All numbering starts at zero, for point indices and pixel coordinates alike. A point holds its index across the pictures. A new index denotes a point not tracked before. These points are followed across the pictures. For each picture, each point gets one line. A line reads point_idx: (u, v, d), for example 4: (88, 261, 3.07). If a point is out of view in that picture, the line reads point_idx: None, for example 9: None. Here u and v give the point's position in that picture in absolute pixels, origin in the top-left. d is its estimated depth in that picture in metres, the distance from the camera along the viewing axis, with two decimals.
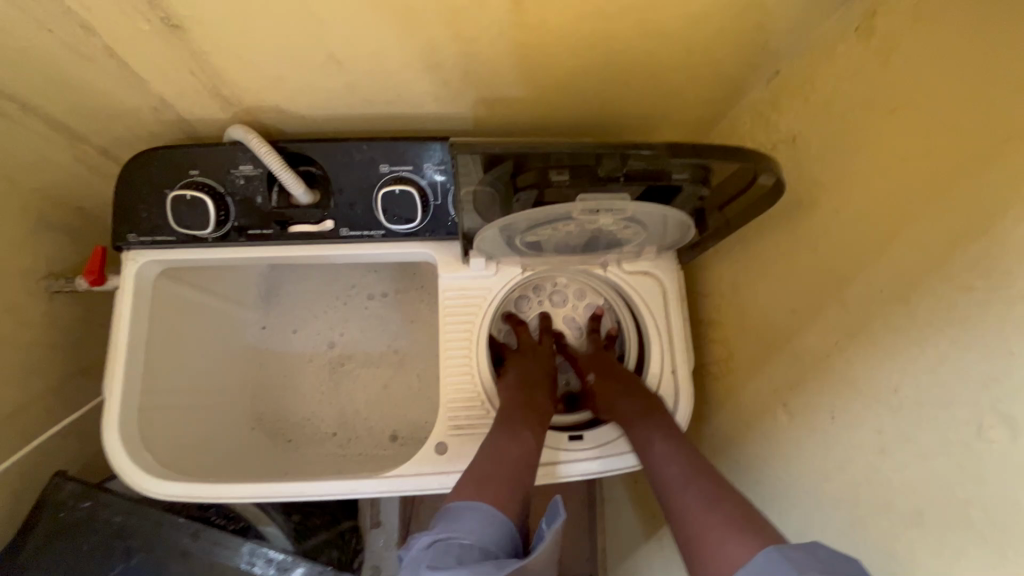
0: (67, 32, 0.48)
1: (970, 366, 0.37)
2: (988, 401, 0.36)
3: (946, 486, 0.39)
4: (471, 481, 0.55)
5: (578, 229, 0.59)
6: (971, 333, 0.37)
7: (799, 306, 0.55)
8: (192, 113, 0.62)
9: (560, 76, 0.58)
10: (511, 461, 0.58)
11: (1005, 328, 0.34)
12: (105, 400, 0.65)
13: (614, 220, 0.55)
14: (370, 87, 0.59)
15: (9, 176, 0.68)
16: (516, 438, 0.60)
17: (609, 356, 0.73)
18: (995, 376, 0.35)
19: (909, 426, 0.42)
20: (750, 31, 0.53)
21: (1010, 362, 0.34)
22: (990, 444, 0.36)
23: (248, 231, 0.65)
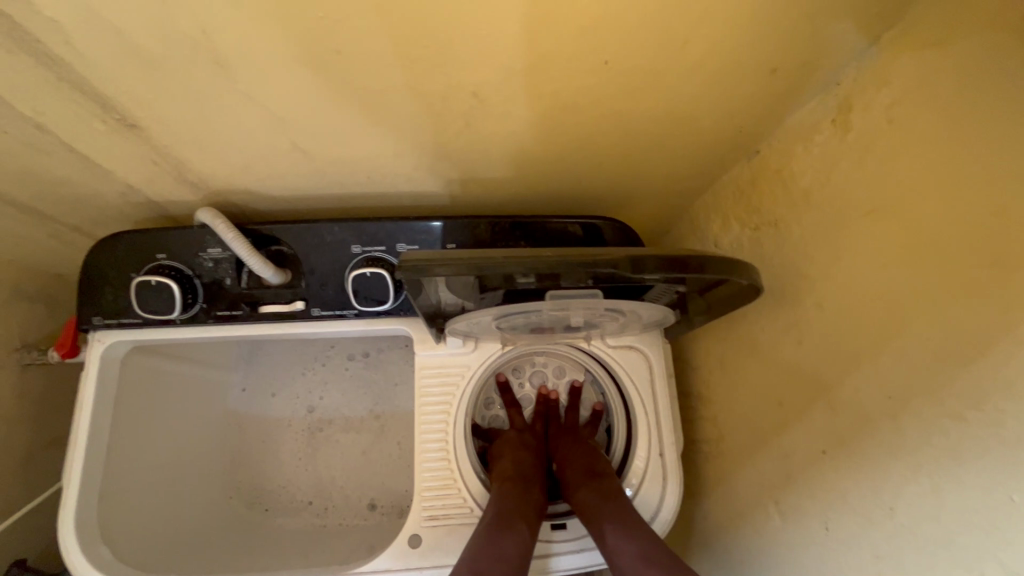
0: (25, 133, 0.47)
1: (968, 504, 0.34)
2: (989, 547, 0.33)
3: None
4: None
5: (551, 316, 0.56)
6: (966, 468, 0.34)
7: (787, 399, 0.52)
8: (160, 196, 0.61)
9: (533, 157, 0.57)
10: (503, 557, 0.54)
11: (1001, 472, 0.32)
12: (63, 489, 0.62)
13: (589, 309, 0.53)
14: (340, 171, 0.57)
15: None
16: (509, 531, 0.57)
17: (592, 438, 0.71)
18: (996, 521, 0.33)
19: (906, 557, 0.39)
20: (725, 117, 0.51)
21: (1010, 510, 0.32)
22: None
23: (216, 312, 0.64)
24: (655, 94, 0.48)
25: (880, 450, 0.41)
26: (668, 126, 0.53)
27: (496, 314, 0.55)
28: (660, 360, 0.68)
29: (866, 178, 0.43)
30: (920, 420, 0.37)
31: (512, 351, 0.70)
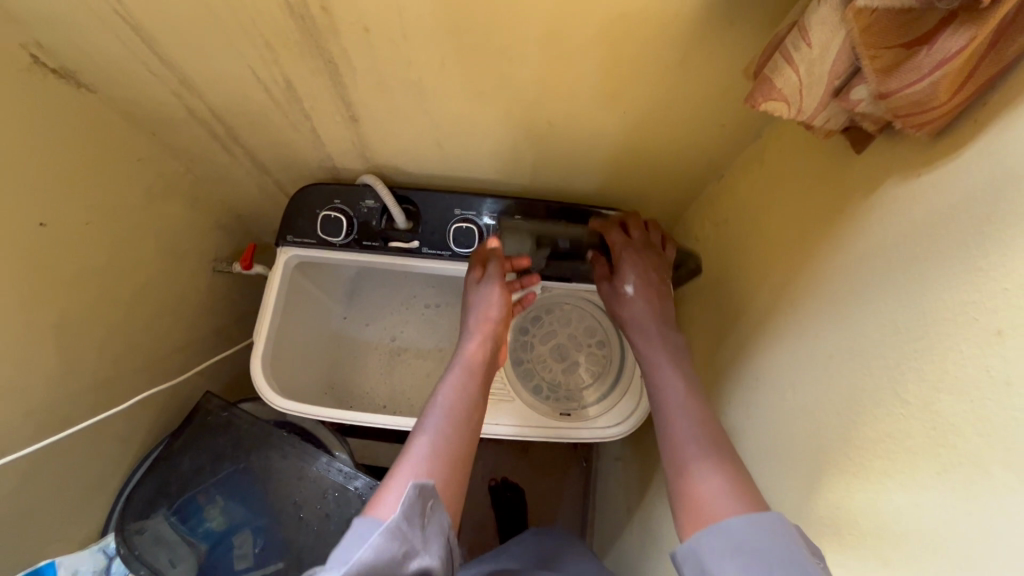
0: (297, 119, 0.83)
1: (771, 360, 0.66)
2: (773, 382, 0.64)
3: (752, 432, 0.67)
4: (425, 433, 0.76)
5: (557, 376, 1.01)
6: (774, 340, 0.66)
7: (721, 329, 0.82)
8: (342, 165, 0.97)
9: (580, 161, 0.89)
10: (458, 409, 0.80)
11: (785, 338, 0.63)
12: (255, 340, 0.99)
13: (587, 379, 1.01)
14: (456, 160, 0.92)
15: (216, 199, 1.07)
16: (463, 390, 0.83)
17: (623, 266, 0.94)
18: (777, 365, 0.64)
19: (748, 399, 0.70)
20: (701, 149, 0.83)
21: (782, 355, 0.63)
22: (769, 404, 0.65)
23: (363, 242, 0.98)
24: (654, 132, 0.80)
25: (758, 344, 0.70)
26: (664, 151, 0.84)
27: (529, 369, 1.00)
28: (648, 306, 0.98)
29: (767, 189, 0.73)
30: (774, 322, 0.67)
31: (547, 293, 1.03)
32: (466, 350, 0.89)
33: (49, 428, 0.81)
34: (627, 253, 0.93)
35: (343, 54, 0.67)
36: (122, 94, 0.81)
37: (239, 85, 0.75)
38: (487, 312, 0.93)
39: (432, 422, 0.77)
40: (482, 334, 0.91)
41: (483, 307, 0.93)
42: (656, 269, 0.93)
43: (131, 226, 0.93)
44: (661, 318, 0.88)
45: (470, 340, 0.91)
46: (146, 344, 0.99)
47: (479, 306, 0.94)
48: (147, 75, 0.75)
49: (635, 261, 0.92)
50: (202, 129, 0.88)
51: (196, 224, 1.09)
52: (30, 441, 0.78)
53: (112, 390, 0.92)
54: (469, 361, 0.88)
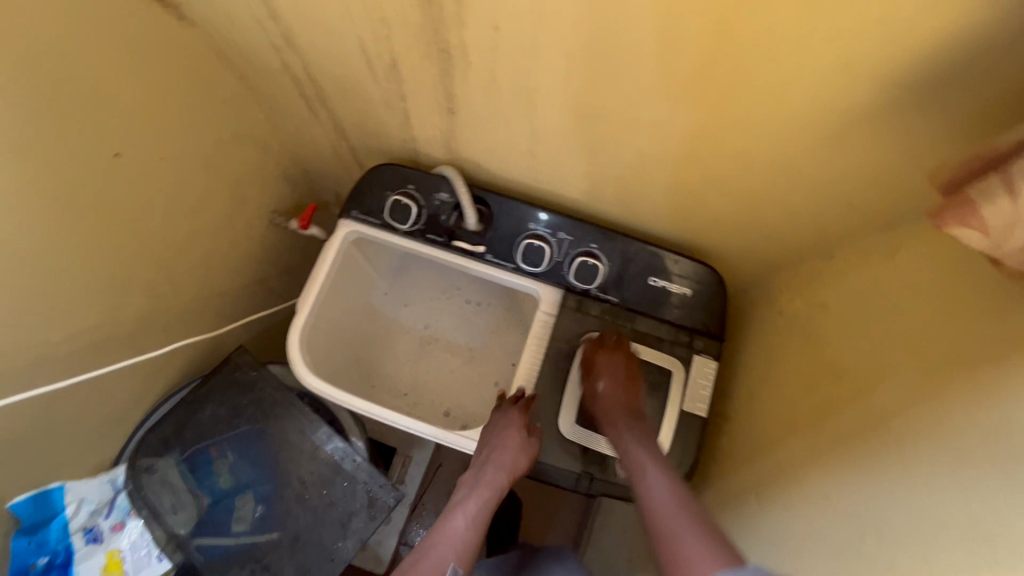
0: (391, 96, 0.77)
1: (857, 491, 0.58)
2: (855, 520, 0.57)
3: (813, 560, 0.60)
4: (455, 543, 0.75)
5: None
6: (865, 469, 0.58)
7: (792, 425, 0.74)
8: (423, 151, 0.91)
9: (678, 203, 0.82)
10: (479, 529, 0.78)
11: (881, 474, 0.55)
12: (297, 309, 0.97)
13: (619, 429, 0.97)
14: (543, 173, 0.85)
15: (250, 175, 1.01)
16: (484, 504, 0.81)
17: (622, 348, 0.90)
18: (863, 499, 0.56)
19: (817, 520, 0.62)
20: (817, 223, 0.74)
21: (872, 489, 0.56)
22: (846, 542, 0.57)
23: (427, 234, 0.93)
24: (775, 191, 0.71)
25: (841, 463, 0.62)
26: (776, 214, 0.76)
27: None
28: (706, 416, 0.89)
29: (890, 293, 0.64)
30: (866, 446, 0.58)
31: None
32: (493, 476, 0.82)
33: (86, 359, 0.80)
34: (599, 358, 0.88)
35: (462, 45, 0.61)
36: (220, 33, 0.77)
37: (341, 52, 0.70)
38: (511, 455, 0.84)
39: (455, 533, 0.77)
40: (512, 467, 0.83)
41: (517, 451, 0.84)
42: (633, 383, 0.88)
43: (200, 166, 0.90)
44: (637, 424, 0.83)
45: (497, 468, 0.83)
46: (192, 285, 0.97)
47: (502, 445, 0.84)
48: (250, 21, 0.70)
49: (608, 372, 0.87)
50: (292, 84, 0.83)
51: (262, 174, 1.05)
52: (63, 368, 0.77)
53: (151, 327, 0.91)
54: (494, 485, 0.82)
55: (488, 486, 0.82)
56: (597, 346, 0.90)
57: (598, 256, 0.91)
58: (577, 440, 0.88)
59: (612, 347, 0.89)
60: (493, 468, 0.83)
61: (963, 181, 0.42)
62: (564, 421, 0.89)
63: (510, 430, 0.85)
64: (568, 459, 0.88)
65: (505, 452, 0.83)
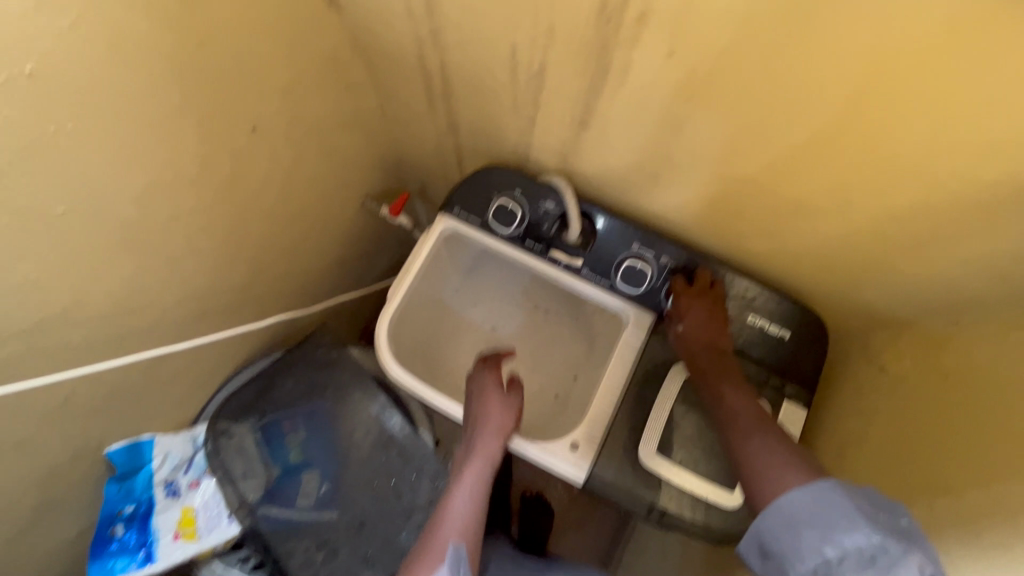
0: (523, 102, 0.76)
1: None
2: None
3: None
4: (459, 519, 0.79)
5: None
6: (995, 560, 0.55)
7: (894, 491, 0.72)
8: (535, 157, 0.91)
9: (798, 245, 0.79)
10: (479, 503, 0.83)
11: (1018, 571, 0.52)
12: (388, 298, 0.99)
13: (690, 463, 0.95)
14: (659, 196, 0.83)
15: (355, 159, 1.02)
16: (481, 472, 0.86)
17: (710, 293, 0.87)
18: None
19: None
20: (951, 287, 0.71)
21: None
22: None
23: (525, 241, 0.94)
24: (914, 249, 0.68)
25: (955, 546, 0.59)
26: (906, 271, 0.73)
27: None
28: None
29: None
30: (986, 533, 0.56)
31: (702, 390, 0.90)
32: (484, 444, 0.87)
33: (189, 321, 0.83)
34: (686, 301, 0.86)
35: (624, 64, 0.60)
36: (365, 23, 0.77)
37: (488, 54, 0.70)
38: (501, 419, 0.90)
39: (459, 511, 0.81)
40: (499, 432, 0.89)
41: (502, 413, 0.90)
42: (719, 322, 0.86)
43: (316, 145, 0.91)
44: (722, 367, 0.83)
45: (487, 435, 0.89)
46: (286, 260, 1.00)
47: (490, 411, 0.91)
48: (402, 16, 0.71)
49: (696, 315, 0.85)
50: (422, 78, 0.84)
51: (366, 158, 1.07)
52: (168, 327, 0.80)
53: (246, 296, 0.94)
54: (486, 454, 0.87)
55: (481, 455, 0.87)
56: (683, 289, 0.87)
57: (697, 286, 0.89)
58: (662, 472, 0.85)
59: (695, 293, 0.86)
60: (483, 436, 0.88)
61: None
62: (645, 448, 0.87)
63: (489, 397, 0.92)
64: (648, 489, 0.85)
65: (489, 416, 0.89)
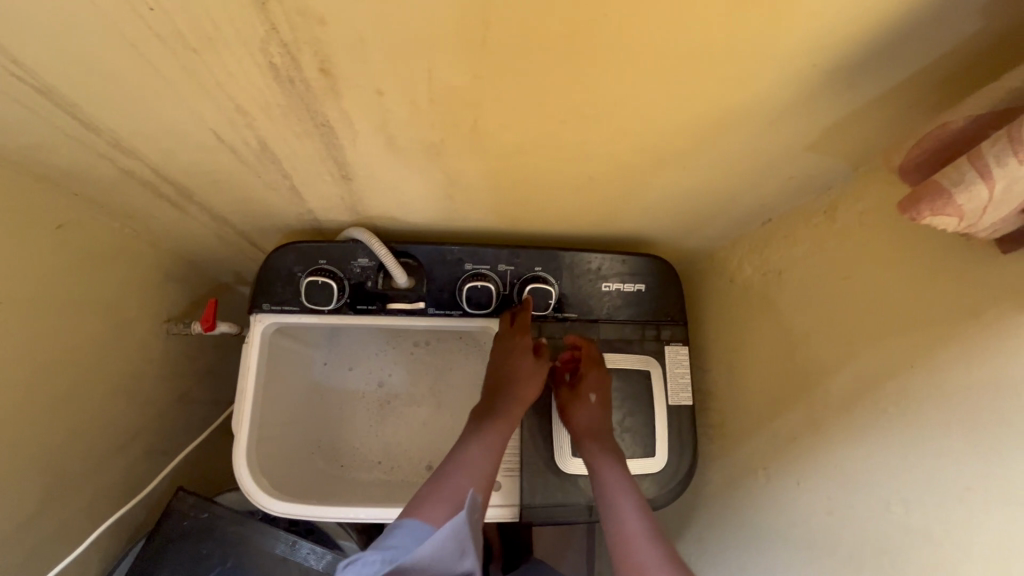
0: (272, 177, 0.65)
1: (878, 460, 0.58)
2: (887, 493, 0.57)
3: (852, 533, 0.61)
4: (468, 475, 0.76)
5: None
6: (876, 437, 0.59)
7: (779, 395, 0.75)
8: (326, 219, 0.80)
9: (615, 209, 0.78)
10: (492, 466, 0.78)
11: (898, 442, 0.56)
12: (235, 431, 0.86)
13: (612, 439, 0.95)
14: (467, 213, 0.77)
15: (120, 297, 0.85)
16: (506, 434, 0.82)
17: (591, 380, 0.86)
18: (887, 468, 0.57)
19: (843, 491, 0.63)
20: (749, 198, 0.73)
21: (892, 457, 0.57)
22: (889, 515, 0.57)
23: (357, 306, 0.84)
24: (710, 179, 0.68)
25: (850, 433, 0.62)
26: (711, 198, 0.74)
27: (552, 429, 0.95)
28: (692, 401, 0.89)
29: (845, 255, 0.65)
30: (872, 415, 0.59)
31: None
32: (516, 408, 0.84)
33: None
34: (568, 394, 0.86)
35: (344, 116, 0.51)
36: (33, 158, 0.61)
37: (197, 148, 0.58)
38: (532, 386, 0.85)
39: (474, 464, 0.77)
40: (512, 412, 0.84)
41: (530, 379, 0.85)
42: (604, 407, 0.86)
43: (55, 312, 0.73)
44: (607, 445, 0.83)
45: (519, 399, 0.85)
46: (91, 446, 0.81)
47: (526, 377, 0.85)
48: (67, 140, 0.56)
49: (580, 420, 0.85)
50: (147, 190, 0.69)
51: (141, 286, 0.89)
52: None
53: (52, 516, 0.75)
54: (514, 417, 0.84)
55: (509, 419, 0.83)
56: (562, 390, 0.87)
57: (545, 279, 0.85)
58: (577, 471, 0.84)
59: (579, 386, 0.86)
60: (497, 414, 0.83)
61: (936, 169, 0.40)
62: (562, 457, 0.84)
63: (513, 364, 0.85)
64: (576, 493, 0.83)
65: (516, 384, 0.85)
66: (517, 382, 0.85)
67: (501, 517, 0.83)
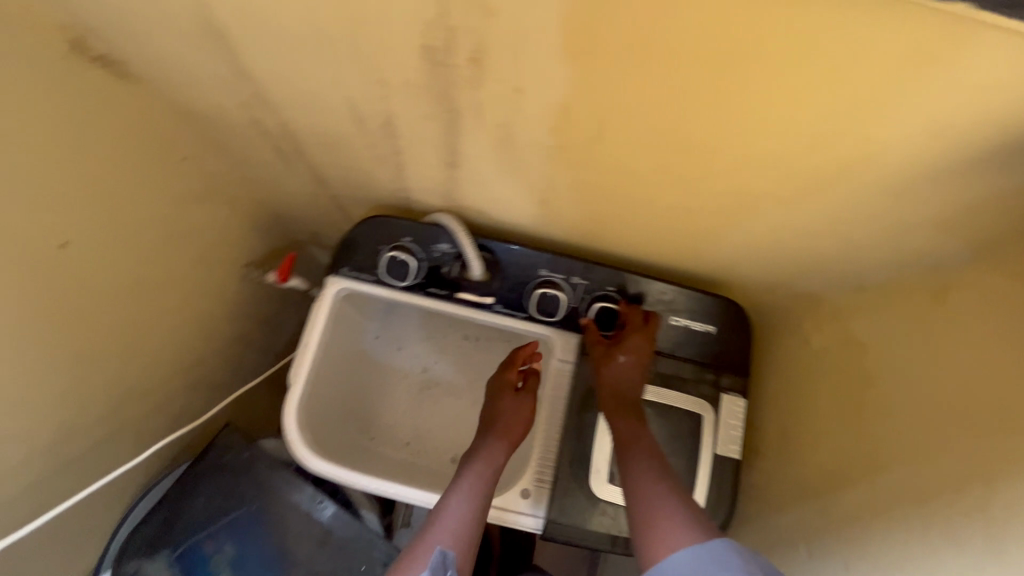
0: (384, 151, 0.68)
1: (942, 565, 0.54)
2: None
3: None
4: (450, 523, 0.70)
5: None
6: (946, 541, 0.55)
7: (837, 471, 0.72)
8: (418, 200, 0.83)
9: (703, 246, 0.76)
10: (478, 509, 0.73)
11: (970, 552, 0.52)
12: (290, 383, 0.88)
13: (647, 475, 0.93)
14: (555, 220, 0.78)
15: (216, 235, 0.90)
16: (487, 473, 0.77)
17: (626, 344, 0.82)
18: None
19: None
20: (848, 262, 0.70)
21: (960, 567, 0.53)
22: None
23: (427, 289, 0.87)
24: (812, 233, 0.66)
25: (915, 529, 0.58)
26: (807, 254, 0.71)
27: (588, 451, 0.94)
28: (738, 456, 0.86)
29: (945, 341, 0.61)
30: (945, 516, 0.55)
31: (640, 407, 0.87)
32: (497, 446, 0.81)
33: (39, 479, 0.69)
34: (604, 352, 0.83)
35: (474, 106, 0.53)
36: (179, 93, 0.66)
37: (327, 112, 0.61)
38: (517, 423, 0.83)
39: (457, 512, 0.72)
40: (505, 438, 0.82)
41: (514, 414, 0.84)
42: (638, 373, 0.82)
43: (159, 237, 0.78)
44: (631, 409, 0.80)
45: (500, 438, 0.82)
46: (160, 365, 0.87)
47: (508, 414, 0.84)
48: (216, 83, 0.60)
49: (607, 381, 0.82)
50: (267, 141, 0.74)
51: (234, 229, 0.95)
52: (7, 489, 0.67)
53: (115, 422, 0.80)
54: (498, 455, 0.80)
55: (489, 459, 0.79)
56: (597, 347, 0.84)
57: (615, 300, 0.85)
58: (609, 499, 0.83)
59: (615, 346, 0.83)
60: (489, 444, 0.81)
61: None
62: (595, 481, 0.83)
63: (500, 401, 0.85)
64: (603, 520, 0.82)
65: (501, 418, 0.83)
66: (499, 423, 0.83)
67: (524, 525, 0.83)
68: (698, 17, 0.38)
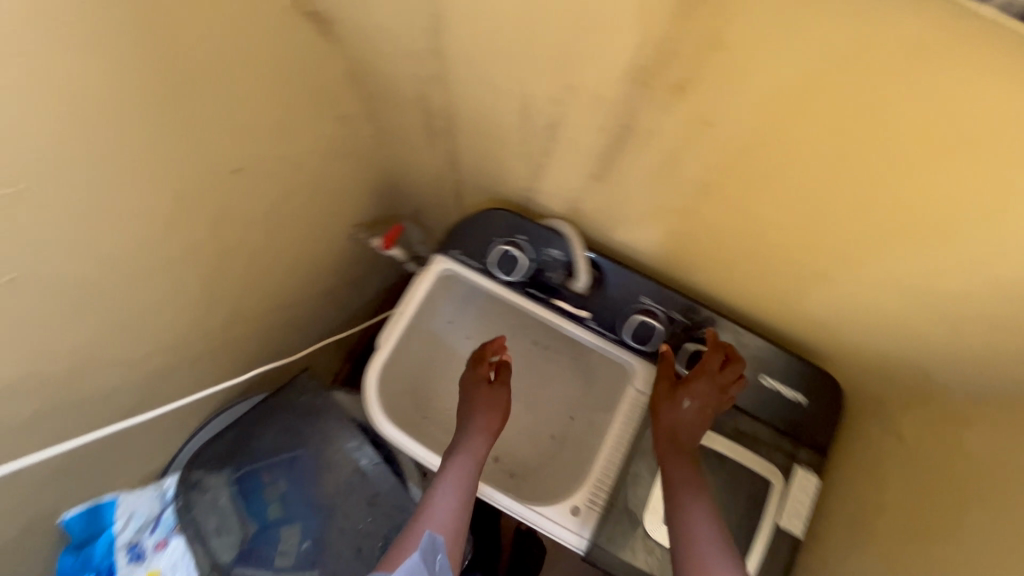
0: (533, 150, 0.71)
1: None
2: None
3: None
4: (435, 518, 0.79)
5: None
6: None
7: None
8: (540, 202, 0.85)
9: (818, 313, 0.75)
10: (461, 505, 0.81)
11: None
12: (379, 346, 0.90)
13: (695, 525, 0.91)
14: (672, 252, 0.78)
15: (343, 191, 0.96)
16: (467, 466, 0.83)
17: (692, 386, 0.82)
18: None
19: None
20: None
21: None
22: None
23: (527, 289, 0.89)
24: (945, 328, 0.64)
25: None
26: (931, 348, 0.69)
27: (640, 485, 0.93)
28: (799, 535, 0.81)
29: None
30: None
31: (710, 456, 0.85)
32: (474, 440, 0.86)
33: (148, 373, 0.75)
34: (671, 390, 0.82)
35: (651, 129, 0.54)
36: (363, 58, 0.71)
37: (498, 103, 0.64)
38: (491, 418, 0.87)
39: (440, 506, 0.80)
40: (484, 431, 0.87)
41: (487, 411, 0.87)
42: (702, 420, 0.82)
43: (302, 182, 0.83)
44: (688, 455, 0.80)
45: (475, 431, 0.86)
46: (266, 299, 0.92)
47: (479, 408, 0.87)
48: (405, 56, 0.64)
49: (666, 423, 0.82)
50: (422, 117, 0.78)
51: (357, 189, 1.00)
52: (126, 374, 0.73)
53: (219, 339, 0.86)
54: (477, 451, 0.85)
55: (470, 452, 0.84)
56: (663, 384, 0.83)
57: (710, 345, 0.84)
58: (659, 539, 0.82)
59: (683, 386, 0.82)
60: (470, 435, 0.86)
61: None
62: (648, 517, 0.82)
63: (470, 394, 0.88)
64: (647, 559, 0.81)
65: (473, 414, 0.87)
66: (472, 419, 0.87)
67: (568, 541, 0.82)
68: (940, 77, 0.38)
